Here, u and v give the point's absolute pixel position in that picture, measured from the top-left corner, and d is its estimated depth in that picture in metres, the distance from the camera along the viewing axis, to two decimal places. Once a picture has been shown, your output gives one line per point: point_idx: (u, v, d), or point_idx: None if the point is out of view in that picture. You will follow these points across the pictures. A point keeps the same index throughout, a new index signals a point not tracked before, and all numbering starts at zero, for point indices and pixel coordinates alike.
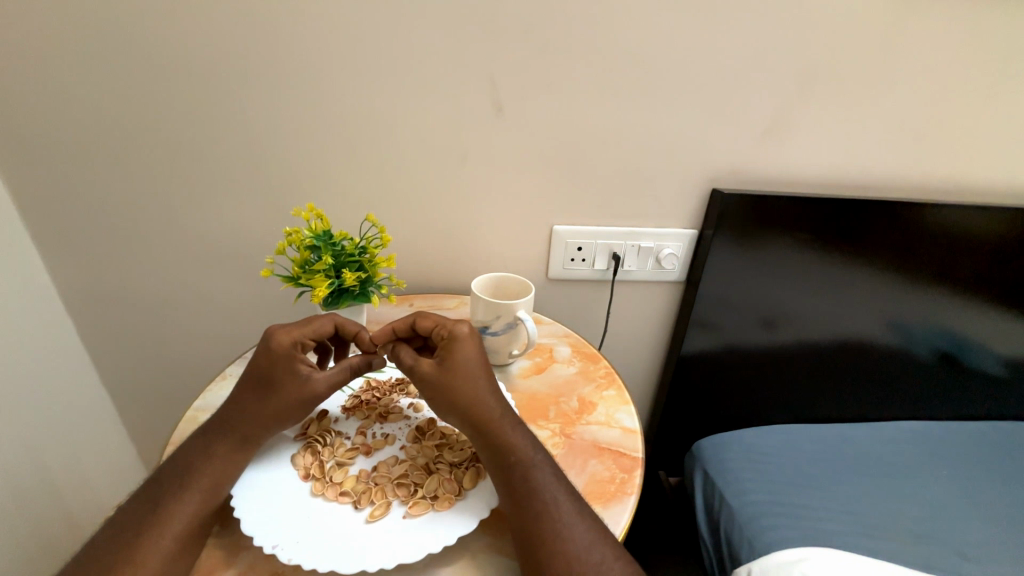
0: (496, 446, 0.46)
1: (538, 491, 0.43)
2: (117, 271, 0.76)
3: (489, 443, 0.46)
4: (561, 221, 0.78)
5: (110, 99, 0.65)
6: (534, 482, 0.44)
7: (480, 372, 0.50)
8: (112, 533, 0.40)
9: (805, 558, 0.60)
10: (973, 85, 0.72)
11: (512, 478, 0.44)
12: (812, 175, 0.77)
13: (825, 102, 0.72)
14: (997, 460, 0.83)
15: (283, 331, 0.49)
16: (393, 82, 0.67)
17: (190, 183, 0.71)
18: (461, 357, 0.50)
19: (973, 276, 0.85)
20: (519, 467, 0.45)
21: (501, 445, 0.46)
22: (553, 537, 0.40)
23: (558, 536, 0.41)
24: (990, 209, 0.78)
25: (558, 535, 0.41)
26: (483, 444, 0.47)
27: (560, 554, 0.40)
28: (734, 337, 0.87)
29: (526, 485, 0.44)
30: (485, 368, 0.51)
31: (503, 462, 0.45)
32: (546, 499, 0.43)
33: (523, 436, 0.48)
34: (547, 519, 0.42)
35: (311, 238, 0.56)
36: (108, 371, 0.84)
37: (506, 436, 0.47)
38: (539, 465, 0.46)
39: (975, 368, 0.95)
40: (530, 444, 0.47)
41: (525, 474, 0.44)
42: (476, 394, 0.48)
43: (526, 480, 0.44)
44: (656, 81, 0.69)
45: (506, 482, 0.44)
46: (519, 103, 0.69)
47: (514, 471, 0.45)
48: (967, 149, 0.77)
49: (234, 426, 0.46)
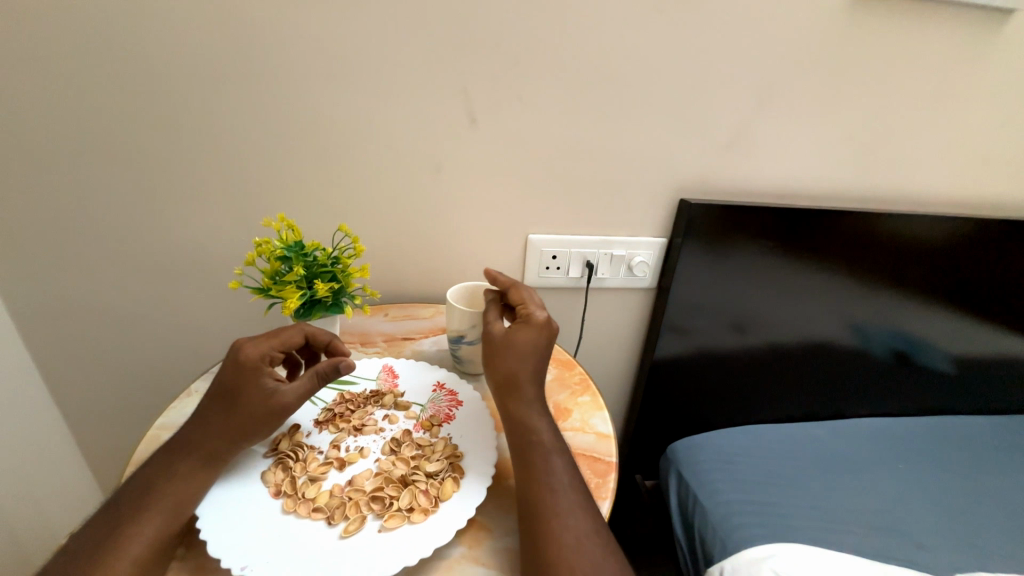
0: (524, 423, 0.50)
1: (550, 472, 0.46)
2: (76, 283, 0.74)
3: (520, 417, 0.50)
4: (534, 230, 0.79)
5: (69, 107, 0.63)
6: (548, 464, 0.47)
7: (536, 351, 0.53)
8: (68, 560, 0.39)
9: (773, 555, 0.62)
10: (920, 102, 0.76)
11: (531, 455, 0.47)
12: (775, 185, 0.80)
13: (784, 116, 0.75)
14: (953, 455, 0.87)
15: (251, 344, 0.48)
16: (365, 93, 0.67)
17: (155, 192, 0.69)
18: (526, 333, 0.53)
19: (926, 281, 0.89)
20: (538, 445, 0.48)
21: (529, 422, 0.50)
22: (552, 516, 0.43)
23: (558, 515, 0.43)
24: (939, 217, 0.82)
25: (559, 514, 0.43)
26: (515, 416, 0.50)
27: (556, 532, 0.41)
28: (705, 341, 0.89)
29: (541, 464, 0.47)
30: (545, 350, 0.54)
31: (525, 437, 0.49)
32: (554, 481, 0.45)
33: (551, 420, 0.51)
34: (552, 498, 0.44)
35: (282, 248, 0.56)
36: (66, 386, 0.82)
37: (534, 414, 0.50)
38: (556, 451, 0.48)
39: (930, 367, 1.00)
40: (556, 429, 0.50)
41: (543, 453, 0.47)
42: (524, 365, 0.52)
43: (542, 459, 0.47)
44: (625, 95, 0.71)
45: (524, 456, 0.47)
46: (491, 114, 0.70)
47: (532, 449, 0.48)
48: (918, 161, 0.81)
49: (198, 445, 0.45)
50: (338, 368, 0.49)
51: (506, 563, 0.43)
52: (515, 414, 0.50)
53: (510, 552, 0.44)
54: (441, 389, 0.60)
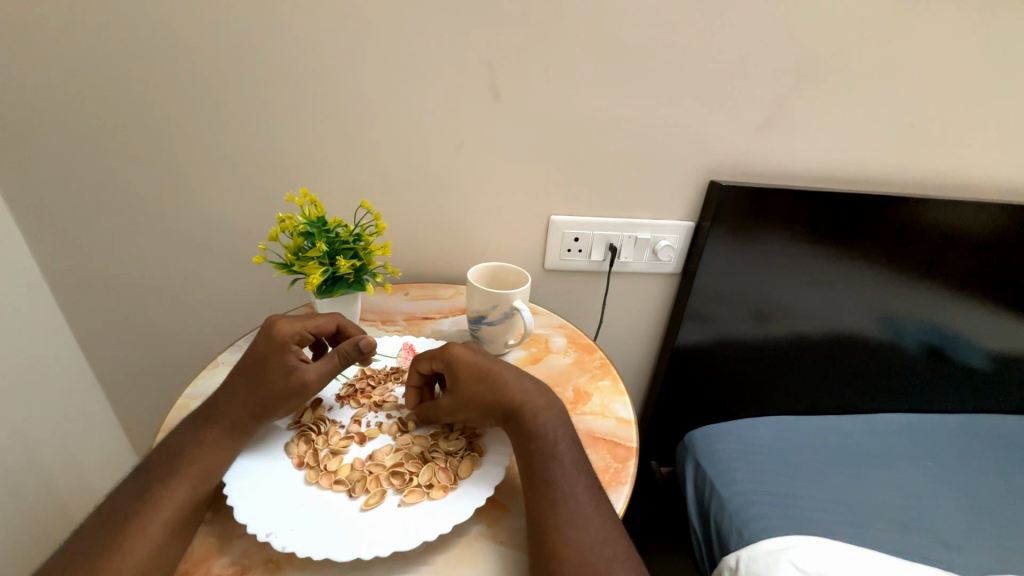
0: (523, 433, 0.47)
1: (553, 481, 0.44)
2: (107, 257, 0.76)
3: (517, 436, 0.47)
4: (558, 211, 0.77)
5: (98, 79, 0.63)
6: (551, 471, 0.44)
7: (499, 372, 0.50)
8: (104, 519, 0.40)
9: (791, 546, 0.61)
10: (974, 81, 0.71)
11: (534, 463, 0.45)
12: (811, 167, 0.76)
13: (824, 97, 0.71)
14: (987, 453, 0.83)
15: (286, 321, 0.50)
16: (387, 67, 0.65)
17: (181, 167, 0.70)
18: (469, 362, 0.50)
19: (967, 273, 0.84)
20: (539, 454, 0.45)
21: (525, 432, 0.47)
22: (556, 526, 0.41)
23: (561, 527, 0.41)
24: (987, 207, 0.77)
25: (562, 526, 0.41)
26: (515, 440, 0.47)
27: (558, 547, 0.40)
28: (728, 329, 0.87)
29: (545, 473, 0.44)
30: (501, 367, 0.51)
31: (524, 447, 0.46)
32: (557, 490, 0.43)
33: (553, 424, 0.48)
34: (555, 509, 0.42)
35: (305, 224, 0.56)
36: (100, 355, 0.85)
37: (532, 424, 0.47)
38: (560, 458, 0.46)
39: (964, 363, 0.95)
40: (559, 432, 0.47)
41: (546, 463, 0.45)
42: (491, 394, 0.48)
43: (545, 468, 0.45)
44: (656, 71, 0.68)
45: (526, 466, 0.45)
46: (516, 90, 0.68)
47: (535, 457, 0.45)
48: (969, 143, 0.76)
49: (223, 414, 0.47)
50: (360, 349, 0.49)
51: (521, 545, 0.43)
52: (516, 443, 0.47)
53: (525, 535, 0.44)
54: None
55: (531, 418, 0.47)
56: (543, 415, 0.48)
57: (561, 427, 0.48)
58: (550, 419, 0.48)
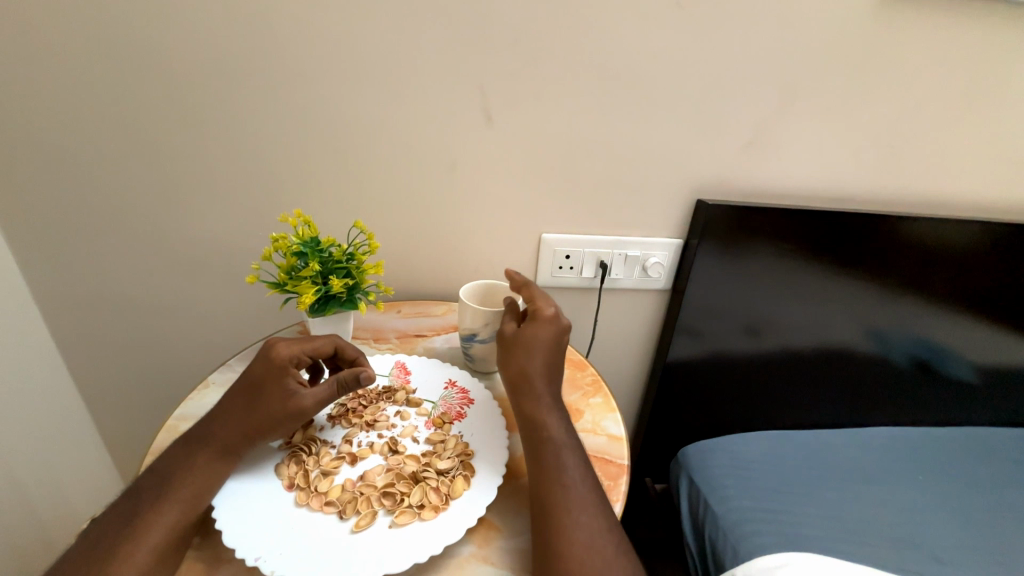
0: (537, 416, 0.50)
1: (562, 468, 0.46)
2: (98, 276, 0.76)
3: (529, 412, 0.51)
4: (549, 229, 0.78)
5: (96, 102, 0.65)
6: (559, 460, 0.47)
7: (545, 348, 0.53)
8: (89, 545, 0.40)
9: (786, 563, 0.61)
10: (945, 104, 0.74)
11: (543, 450, 0.48)
12: (795, 185, 0.78)
13: (804, 119, 0.74)
14: (977, 467, 0.84)
15: (284, 344, 0.50)
16: (381, 90, 0.67)
17: (176, 186, 0.70)
18: (538, 329, 0.54)
19: (948, 287, 0.86)
20: (550, 443, 0.48)
21: (539, 415, 0.50)
22: (566, 509, 0.43)
23: (570, 512, 0.43)
24: (965, 223, 0.80)
25: (571, 511, 0.43)
26: (524, 410, 0.51)
27: (566, 526, 0.42)
28: (719, 344, 0.88)
29: (554, 460, 0.47)
30: (552, 348, 0.54)
31: (535, 433, 0.49)
32: (566, 477, 0.46)
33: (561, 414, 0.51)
34: (564, 493, 0.44)
35: (298, 243, 0.56)
36: (87, 375, 0.84)
37: (545, 410, 0.50)
38: (568, 449, 0.48)
39: (950, 375, 0.97)
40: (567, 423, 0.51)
41: (555, 451, 0.47)
42: (524, 358, 0.53)
43: (555, 456, 0.47)
44: (642, 94, 0.70)
45: (536, 451, 0.48)
46: (507, 112, 0.69)
47: (545, 445, 0.48)
48: (946, 161, 0.79)
49: (215, 437, 0.46)
50: (359, 380, 0.49)
51: (513, 564, 0.43)
52: (526, 413, 0.51)
53: (517, 554, 0.44)
54: (453, 386, 0.60)
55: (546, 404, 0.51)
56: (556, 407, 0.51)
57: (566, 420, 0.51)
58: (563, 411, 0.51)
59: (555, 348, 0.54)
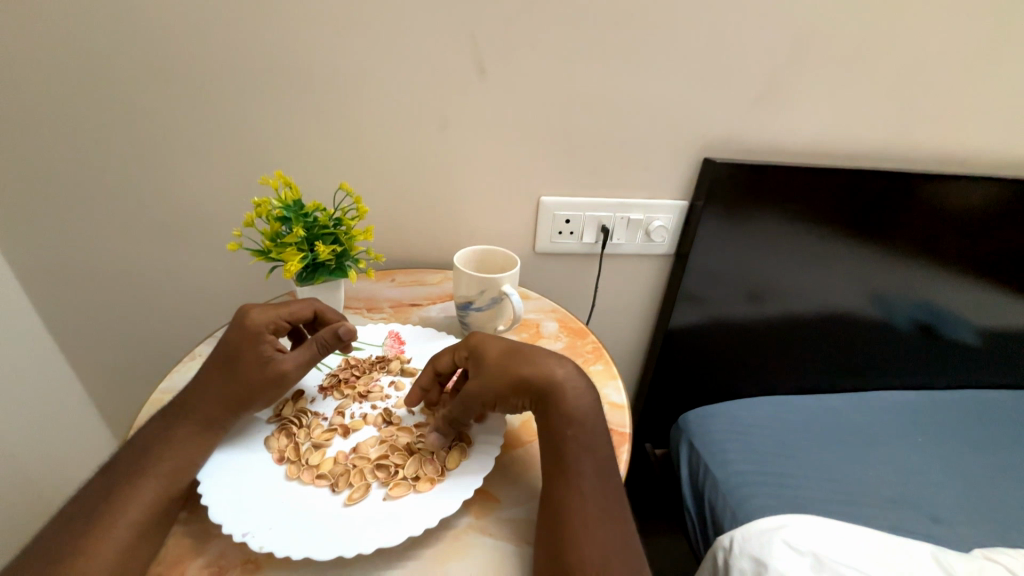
0: (559, 417, 0.44)
1: (581, 475, 0.42)
2: (76, 247, 0.72)
3: (549, 415, 0.44)
4: (548, 192, 0.75)
5: (56, 56, 0.59)
6: (581, 464, 0.42)
7: (524, 348, 0.48)
8: (68, 520, 0.38)
9: (784, 525, 0.60)
10: (974, 51, 0.69)
11: (565, 452, 0.43)
12: (808, 142, 0.74)
13: (821, 70, 0.68)
14: (978, 430, 0.83)
15: (259, 311, 0.48)
16: (364, 40, 0.62)
17: (149, 149, 0.66)
18: (493, 342, 0.49)
19: (959, 250, 0.83)
20: (573, 444, 0.43)
21: (562, 417, 0.44)
22: (580, 523, 0.39)
23: (586, 525, 0.39)
24: (982, 182, 0.76)
25: (586, 526, 0.39)
26: (543, 414, 0.45)
27: (579, 542, 0.38)
28: (722, 310, 0.86)
29: (575, 464, 0.42)
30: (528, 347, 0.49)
31: (559, 434, 0.43)
32: (585, 486, 0.41)
33: (591, 412, 0.45)
34: (580, 504, 0.40)
35: (281, 208, 0.53)
36: (74, 348, 0.82)
37: (571, 410, 0.44)
38: (593, 450, 0.43)
39: (954, 339, 0.95)
40: (596, 423, 0.45)
41: (578, 453, 0.43)
42: (522, 367, 0.46)
43: (576, 459, 0.42)
44: (648, 42, 0.65)
45: (556, 452, 0.43)
46: (501, 64, 0.64)
47: (567, 445, 0.43)
48: (968, 115, 0.74)
49: (195, 409, 0.45)
50: (339, 336, 0.48)
51: (512, 534, 0.42)
52: (547, 421, 0.44)
53: (516, 524, 0.43)
54: None
55: (570, 404, 0.44)
56: (579, 403, 0.45)
57: (597, 417, 0.45)
58: (585, 407, 0.45)
59: (521, 345, 0.50)
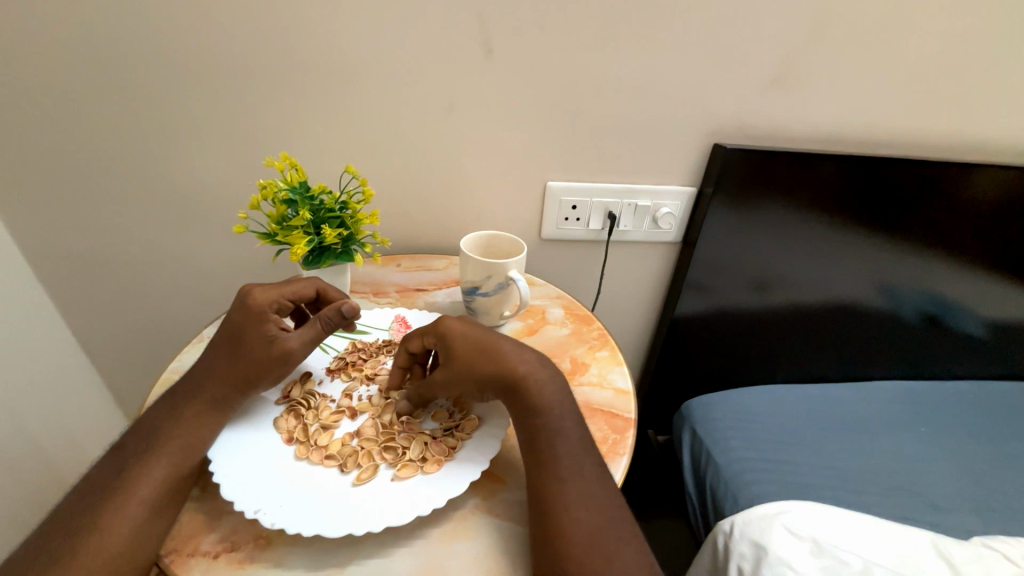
0: (526, 405, 0.45)
1: (557, 460, 0.42)
2: (82, 228, 0.72)
3: (518, 404, 0.45)
4: (555, 177, 0.74)
5: (57, 33, 0.58)
6: (555, 450, 0.43)
7: (492, 343, 0.47)
8: (83, 496, 0.39)
9: (785, 511, 0.60)
10: (994, 35, 0.67)
11: (537, 441, 0.43)
12: (820, 128, 0.73)
13: (837, 53, 0.67)
14: (982, 420, 0.83)
15: (261, 290, 0.48)
16: (370, 19, 0.60)
17: (153, 129, 0.65)
18: (459, 335, 0.47)
19: (970, 240, 0.82)
20: (545, 431, 0.44)
21: (530, 406, 0.45)
22: (563, 505, 0.40)
23: (570, 508, 0.40)
24: (995, 171, 0.75)
25: (570, 508, 0.39)
26: (513, 405, 0.46)
27: (565, 525, 0.39)
28: (727, 299, 0.85)
29: (550, 450, 0.43)
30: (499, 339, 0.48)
31: (527, 423, 0.44)
32: (563, 470, 0.42)
33: (556, 397, 0.46)
34: (562, 487, 0.41)
35: (287, 190, 0.53)
36: (82, 329, 0.83)
37: (536, 398, 0.45)
38: (565, 433, 0.44)
39: (961, 331, 0.95)
40: (564, 407, 0.46)
41: (551, 439, 0.43)
42: (490, 364, 0.46)
43: (550, 445, 0.43)
44: (660, 21, 0.63)
45: (530, 441, 0.44)
46: (509, 44, 0.63)
47: (538, 433, 0.44)
48: (986, 101, 0.72)
49: (203, 388, 0.45)
50: (343, 314, 0.48)
51: (517, 515, 0.43)
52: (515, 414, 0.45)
53: (522, 506, 0.44)
54: None
55: (535, 391, 0.45)
56: (543, 391, 0.45)
57: (564, 400, 0.46)
58: (551, 395, 0.46)
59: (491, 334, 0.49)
